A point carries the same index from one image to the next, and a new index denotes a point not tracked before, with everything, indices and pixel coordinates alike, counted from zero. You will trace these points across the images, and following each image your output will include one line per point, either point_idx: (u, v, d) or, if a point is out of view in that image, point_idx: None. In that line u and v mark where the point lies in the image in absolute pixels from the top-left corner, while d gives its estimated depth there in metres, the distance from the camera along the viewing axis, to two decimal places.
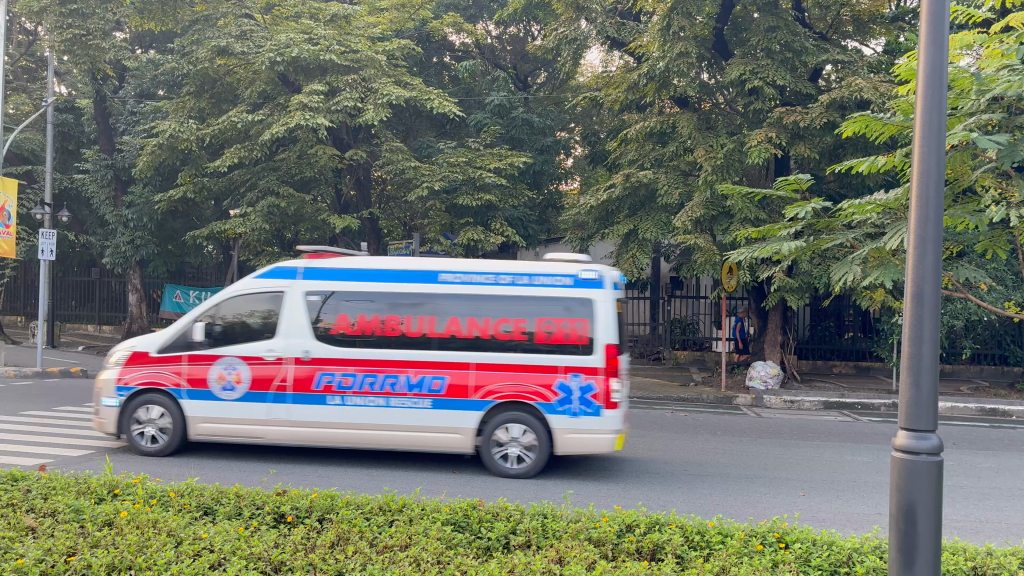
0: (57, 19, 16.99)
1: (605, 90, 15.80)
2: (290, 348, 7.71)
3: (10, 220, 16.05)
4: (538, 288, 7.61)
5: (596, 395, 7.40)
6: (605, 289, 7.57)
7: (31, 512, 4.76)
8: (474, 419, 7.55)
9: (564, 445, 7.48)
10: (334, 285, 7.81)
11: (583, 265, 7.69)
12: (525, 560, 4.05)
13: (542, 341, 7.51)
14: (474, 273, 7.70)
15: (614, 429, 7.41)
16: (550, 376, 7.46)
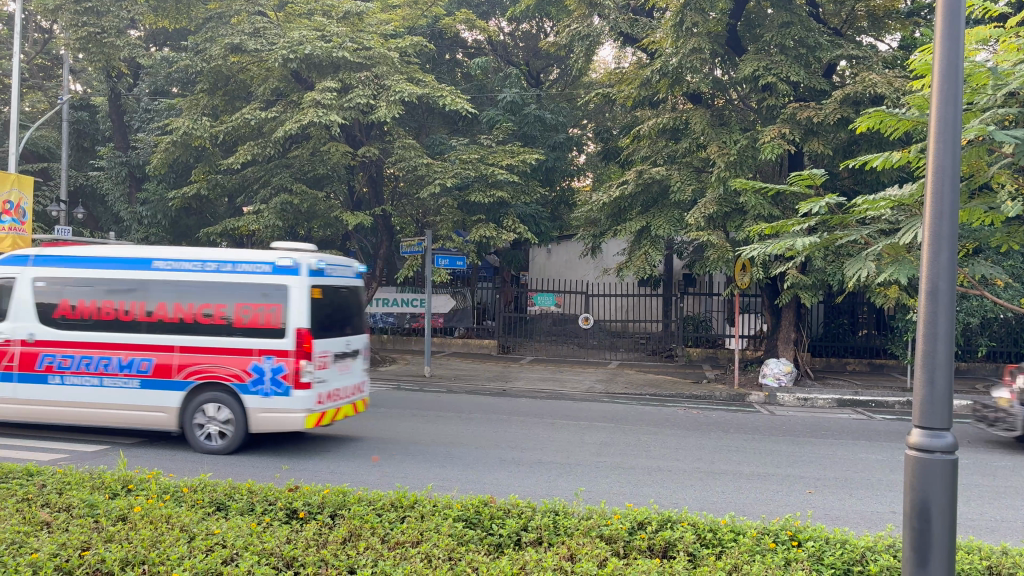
0: (72, 17, 17.09)
1: (618, 86, 15.78)
2: (18, 330, 8.34)
3: (26, 217, 16.11)
4: (240, 275, 8.02)
5: (285, 375, 7.82)
6: (301, 276, 7.92)
7: (46, 506, 4.80)
8: (178, 398, 8.04)
9: (259, 423, 7.91)
10: (59, 272, 8.38)
11: (284, 252, 8.05)
12: (537, 557, 4.05)
13: (240, 325, 7.94)
14: (184, 260, 8.15)
15: (304, 408, 7.82)
16: (245, 358, 7.90)
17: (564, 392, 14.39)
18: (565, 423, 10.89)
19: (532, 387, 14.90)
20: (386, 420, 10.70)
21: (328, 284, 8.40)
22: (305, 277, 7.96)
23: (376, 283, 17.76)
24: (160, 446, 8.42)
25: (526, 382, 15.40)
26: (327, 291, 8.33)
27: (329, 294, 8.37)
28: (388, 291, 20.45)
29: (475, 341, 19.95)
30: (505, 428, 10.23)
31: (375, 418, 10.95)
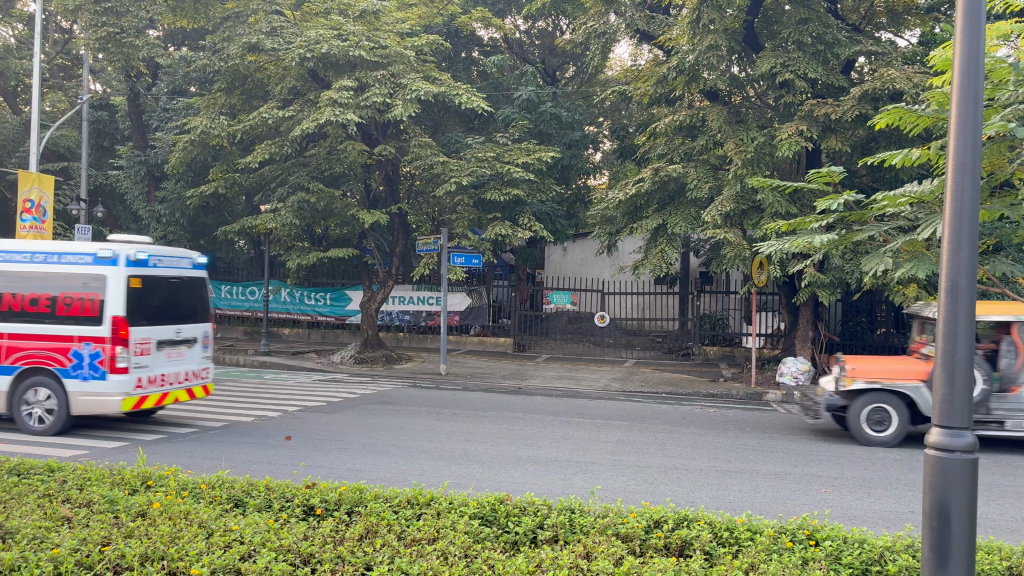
0: (92, 17, 17.24)
1: (634, 84, 15.73)
2: None
3: (46, 216, 16.27)
4: (65, 266, 8.63)
5: (101, 361, 8.40)
6: (118, 266, 8.48)
7: (67, 502, 4.85)
8: (9, 383, 8.73)
9: (80, 406, 8.50)
10: None
11: (105, 244, 8.61)
12: (553, 555, 4.05)
13: (62, 312, 8.56)
14: (21, 253, 8.86)
15: (120, 392, 8.38)
16: (67, 344, 8.51)
17: (580, 391, 14.36)
18: (580, 421, 10.87)
19: (548, 385, 14.89)
20: (403, 418, 10.72)
21: (155, 275, 8.96)
22: (123, 268, 8.52)
23: (392, 281, 17.80)
24: (180, 443, 8.49)
25: (542, 380, 15.40)
26: (152, 281, 8.88)
27: (155, 285, 8.92)
28: (404, 289, 20.49)
29: (491, 338, 19.95)
30: (521, 426, 10.23)
31: (391, 415, 10.99)
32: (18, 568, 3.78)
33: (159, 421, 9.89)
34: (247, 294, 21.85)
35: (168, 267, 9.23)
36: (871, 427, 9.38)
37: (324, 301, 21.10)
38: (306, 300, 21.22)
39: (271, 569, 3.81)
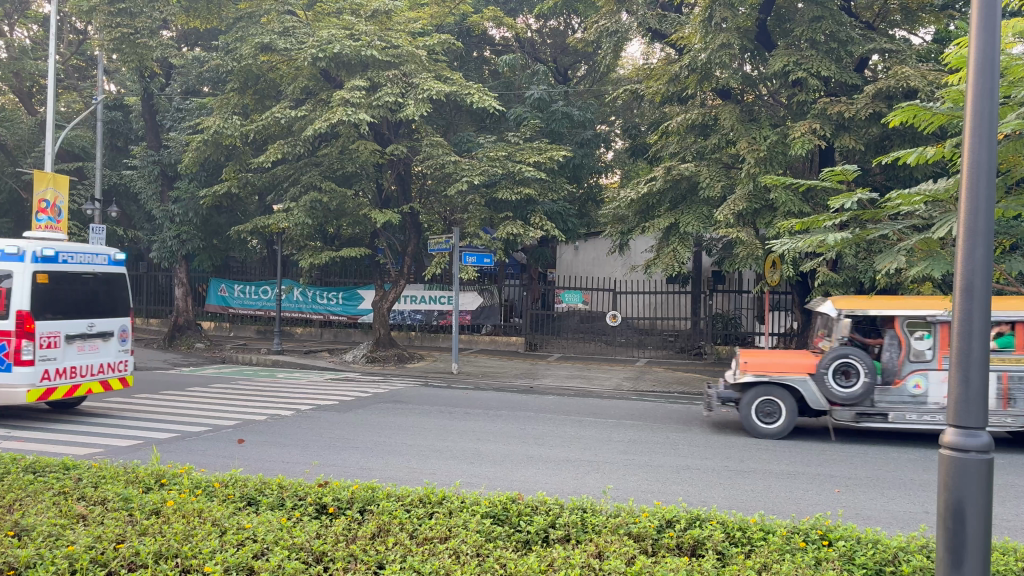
0: (106, 18, 17.35)
1: (646, 83, 15.71)
2: None
3: (61, 216, 16.42)
4: None
5: (7, 353, 9.05)
6: (24, 263, 9.18)
7: (82, 500, 4.88)
8: None
9: None
10: None
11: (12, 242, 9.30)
12: (565, 554, 4.04)
13: None
14: None
15: (24, 383, 9.01)
16: None
17: (592, 390, 14.35)
18: (591, 420, 10.85)
19: (560, 384, 14.88)
20: (414, 417, 10.74)
21: (63, 271, 9.68)
22: (30, 264, 9.22)
23: (404, 280, 17.83)
24: (193, 441, 8.55)
25: (554, 379, 15.39)
26: (60, 277, 9.58)
27: (63, 280, 9.62)
28: (416, 288, 20.51)
29: (503, 338, 19.94)
30: (533, 425, 10.23)
31: (403, 414, 11.01)
32: (33, 565, 3.81)
33: (172, 419, 9.95)
34: (259, 293, 21.93)
35: (78, 264, 9.96)
36: (760, 418, 9.58)
37: (336, 300, 21.14)
38: (318, 299, 21.26)
39: (284, 567, 3.82)
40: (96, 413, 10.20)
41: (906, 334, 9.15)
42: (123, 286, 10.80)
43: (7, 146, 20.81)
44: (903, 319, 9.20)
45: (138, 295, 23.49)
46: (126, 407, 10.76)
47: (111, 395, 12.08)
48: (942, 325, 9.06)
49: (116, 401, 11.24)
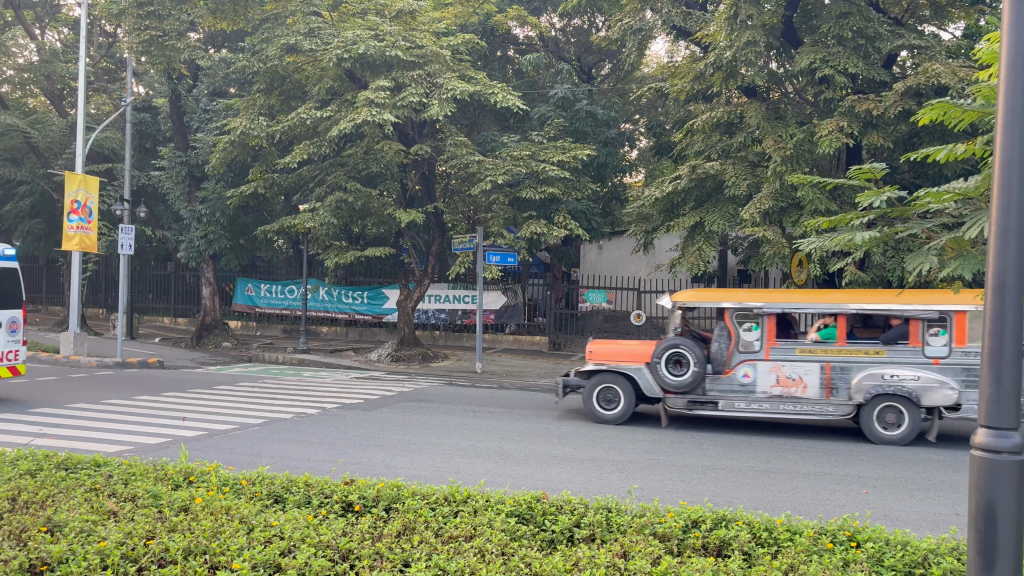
0: (135, 21, 17.57)
1: (671, 81, 15.63)
2: None
3: (92, 216, 16.61)
4: None
5: None
6: None
7: (113, 496, 4.96)
8: None
9: None
10: None
11: None
12: (590, 553, 4.04)
13: None
14: None
15: None
16: None
17: None
18: (614, 420, 10.80)
19: None
20: (436, 416, 10.78)
21: None
22: None
23: (429, 279, 17.91)
24: (221, 439, 8.64)
25: None
26: None
27: None
28: (441, 288, 20.58)
29: (527, 338, 19.96)
30: (556, 425, 10.22)
31: (427, 413, 11.06)
32: (65, 560, 3.87)
33: (200, 417, 10.06)
34: (286, 293, 22.08)
35: None
36: (601, 405, 10.38)
37: (361, 300, 21.24)
38: (343, 299, 21.37)
39: (310, 565, 3.84)
40: (126, 411, 10.34)
41: (735, 325, 9.86)
42: (18, 281, 11.80)
43: (39, 147, 21.11)
44: (733, 311, 9.91)
45: (166, 294, 23.78)
46: (154, 405, 10.88)
47: (140, 393, 12.25)
48: (766, 316, 9.75)
49: (146, 399, 11.39)
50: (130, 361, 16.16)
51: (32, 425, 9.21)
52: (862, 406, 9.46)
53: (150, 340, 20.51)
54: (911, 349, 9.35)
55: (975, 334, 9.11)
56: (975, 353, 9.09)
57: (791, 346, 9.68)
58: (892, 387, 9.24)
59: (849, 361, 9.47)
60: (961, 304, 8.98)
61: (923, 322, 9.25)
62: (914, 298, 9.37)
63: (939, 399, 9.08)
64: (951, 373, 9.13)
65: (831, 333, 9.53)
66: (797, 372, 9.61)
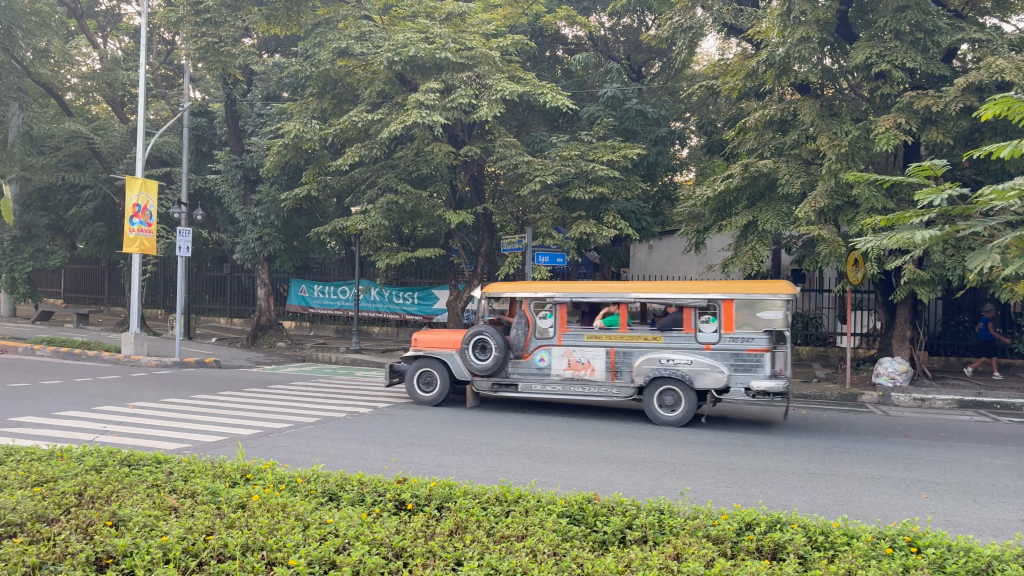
0: (193, 28, 17.95)
1: (722, 78, 15.45)
2: None
3: (152, 219, 17.06)
4: None
5: None
6: None
7: (174, 492, 5.08)
8: None
9: None
10: None
11: None
12: (642, 555, 4.02)
13: None
14: None
15: None
16: None
17: None
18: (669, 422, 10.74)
19: None
20: (486, 416, 10.85)
21: None
22: None
23: (477, 280, 18.19)
24: (275, 437, 8.79)
25: None
26: None
27: None
28: None
29: None
30: (609, 426, 10.18)
31: (475, 412, 11.14)
32: (129, 554, 3.99)
33: (255, 416, 10.25)
34: (338, 294, 22.39)
35: None
36: (423, 388, 11.79)
37: (411, 300, 21.43)
38: (395, 299, 21.57)
39: (365, 562, 3.89)
40: (186, 409, 10.59)
41: (533, 314, 11.26)
42: None
43: (101, 153, 21.74)
44: (531, 302, 11.31)
45: (222, 295, 24.29)
46: (212, 404, 11.14)
47: (199, 392, 12.56)
48: (558, 305, 11.14)
49: (204, 398, 11.68)
50: (187, 361, 16.55)
51: (99, 422, 9.51)
52: (644, 388, 10.65)
53: (206, 340, 20.98)
54: (686, 335, 10.51)
55: (740, 321, 10.23)
56: (740, 339, 10.21)
57: (581, 333, 11.02)
58: (668, 369, 10.38)
59: (630, 346, 10.73)
60: (723, 292, 10.18)
61: (695, 310, 10.43)
62: (689, 289, 10.56)
63: (709, 380, 10.20)
64: (720, 357, 10.27)
65: (614, 320, 10.83)
66: (586, 357, 10.95)
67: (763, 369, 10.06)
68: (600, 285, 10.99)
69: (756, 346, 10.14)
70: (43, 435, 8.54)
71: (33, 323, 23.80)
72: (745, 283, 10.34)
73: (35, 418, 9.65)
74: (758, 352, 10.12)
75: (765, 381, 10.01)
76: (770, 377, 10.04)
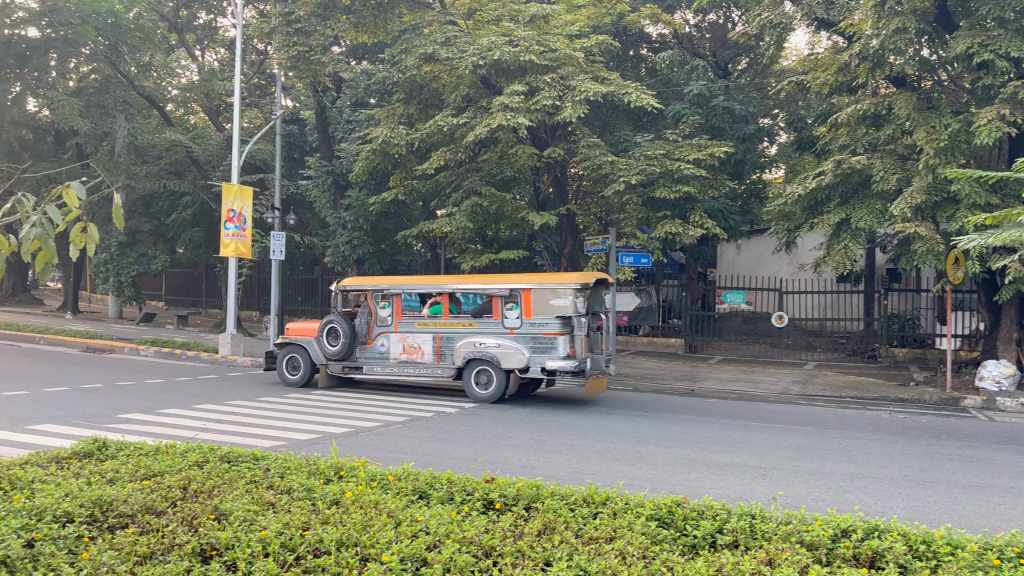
0: (285, 38, 18.53)
1: (812, 73, 15.05)
2: None
3: (246, 224, 17.62)
4: None
5: None
6: None
7: (271, 488, 5.27)
8: None
9: None
10: None
11: None
12: (734, 560, 3.97)
13: None
14: None
15: None
16: None
17: (757, 393, 13.95)
18: (755, 424, 10.56)
19: (722, 388, 14.51)
20: (569, 416, 10.95)
21: None
22: None
23: None
24: (367, 435, 8.99)
25: (716, 382, 15.05)
26: None
27: None
28: None
29: (662, 339, 19.61)
30: (694, 429, 10.09)
31: (559, 413, 11.22)
32: (231, 546, 4.16)
33: (346, 415, 10.50)
34: None
35: None
36: (289, 370, 13.73)
37: None
38: None
39: (456, 560, 3.95)
40: (281, 408, 10.93)
41: (376, 305, 13.22)
42: None
43: (199, 161, 22.66)
44: (373, 295, 13.27)
45: (313, 297, 24.93)
46: (305, 403, 11.47)
47: (290, 391, 12.96)
48: (395, 296, 13.04)
49: (297, 397, 12.05)
50: None
51: (201, 420, 9.89)
52: (466, 370, 12.35)
53: None
54: (495, 321, 12.23)
55: (537, 308, 11.87)
56: (538, 324, 11.84)
57: (414, 321, 12.89)
58: (480, 352, 12.12)
59: (452, 332, 12.52)
60: (518, 283, 11.84)
61: (499, 299, 12.15)
62: (495, 281, 12.28)
63: (512, 361, 11.86)
64: (522, 340, 11.92)
65: (439, 309, 12.67)
66: (417, 342, 12.82)
67: (556, 350, 11.63)
68: (428, 279, 12.83)
69: (550, 330, 11.72)
70: (148, 431, 8.96)
71: (138, 324, 24.98)
72: (541, 275, 12.01)
73: (142, 415, 10.13)
74: (551, 335, 11.71)
75: (557, 361, 11.59)
76: (561, 357, 11.63)
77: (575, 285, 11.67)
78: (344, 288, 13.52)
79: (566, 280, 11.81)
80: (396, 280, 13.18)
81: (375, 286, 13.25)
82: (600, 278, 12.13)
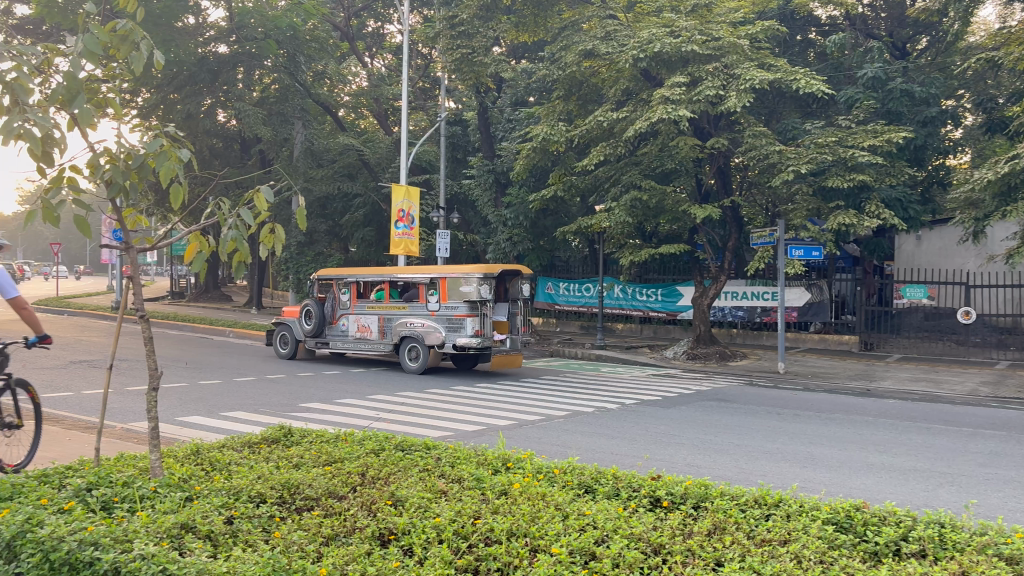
0: (449, 41, 19.04)
1: (1006, 47, 13.86)
2: None
3: (414, 223, 18.27)
4: None
5: None
6: None
7: (442, 476, 5.46)
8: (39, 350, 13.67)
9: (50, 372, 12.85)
10: None
11: None
12: (922, 569, 3.74)
13: None
14: None
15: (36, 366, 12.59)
16: None
17: (940, 394, 13.03)
18: (940, 427, 9.91)
19: (902, 387, 13.66)
20: (737, 416, 10.63)
21: None
22: None
23: (724, 276, 17.20)
24: (529, 428, 9.12)
25: (894, 382, 14.14)
26: None
27: None
28: (737, 284, 20.10)
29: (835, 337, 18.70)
30: (870, 430, 9.60)
31: (727, 413, 10.93)
32: (407, 532, 4.34)
33: (513, 407, 10.68)
34: (582, 292, 22.64)
35: None
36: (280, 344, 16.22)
37: (656, 297, 21.30)
38: (638, 296, 21.61)
39: (625, 555, 3.93)
40: (451, 400, 11.28)
41: (338, 291, 15.44)
42: None
43: (370, 163, 23.86)
44: (335, 281, 15.53)
45: None
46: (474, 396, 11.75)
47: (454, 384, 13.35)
48: (351, 283, 15.21)
49: (466, 390, 12.42)
50: None
51: (374, 410, 10.35)
52: (402, 346, 14.44)
53: None
54: (423, 305, 14.27)
55: (450, 293, 13.85)
56: (451, 307, 13.82)
57: (366, 304, 15.01)
58: (411, 331, 14.22)
59: (392, 314, 14.58)
60: (435, 274, 13.74)
61: (423, 286, 14.15)
62: (422, 270, 14.24)
63: (431, 338, 13.93)
64: (440, 321, 13.92)
65: (381, 294, 14.78)
66: (368, 321, 14.99)
67: (464, 329, 13.63)
68: (373, 268, 14.93)
69: (459, 313, 13.72)
70: (326, 419, 9.54)
71: None
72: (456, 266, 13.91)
73: (323, 404, 10.76)
74: (460, 317, 13.69)
75: (464, 339, 13.62)
76: (466, 335, 13.63)
77: (479, 274, 13.57)
78: (316, 276, 15.79)
79: (473, 270, 13.70)
80: (353, 269, 15.35)
81: (337, 275, 15.45)
82: (507, 269, 13.99)
